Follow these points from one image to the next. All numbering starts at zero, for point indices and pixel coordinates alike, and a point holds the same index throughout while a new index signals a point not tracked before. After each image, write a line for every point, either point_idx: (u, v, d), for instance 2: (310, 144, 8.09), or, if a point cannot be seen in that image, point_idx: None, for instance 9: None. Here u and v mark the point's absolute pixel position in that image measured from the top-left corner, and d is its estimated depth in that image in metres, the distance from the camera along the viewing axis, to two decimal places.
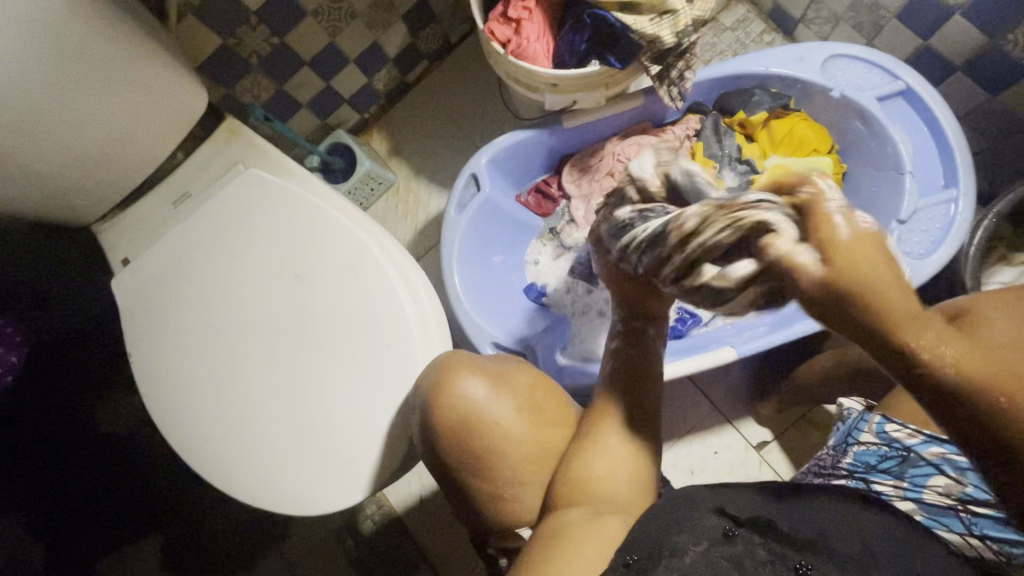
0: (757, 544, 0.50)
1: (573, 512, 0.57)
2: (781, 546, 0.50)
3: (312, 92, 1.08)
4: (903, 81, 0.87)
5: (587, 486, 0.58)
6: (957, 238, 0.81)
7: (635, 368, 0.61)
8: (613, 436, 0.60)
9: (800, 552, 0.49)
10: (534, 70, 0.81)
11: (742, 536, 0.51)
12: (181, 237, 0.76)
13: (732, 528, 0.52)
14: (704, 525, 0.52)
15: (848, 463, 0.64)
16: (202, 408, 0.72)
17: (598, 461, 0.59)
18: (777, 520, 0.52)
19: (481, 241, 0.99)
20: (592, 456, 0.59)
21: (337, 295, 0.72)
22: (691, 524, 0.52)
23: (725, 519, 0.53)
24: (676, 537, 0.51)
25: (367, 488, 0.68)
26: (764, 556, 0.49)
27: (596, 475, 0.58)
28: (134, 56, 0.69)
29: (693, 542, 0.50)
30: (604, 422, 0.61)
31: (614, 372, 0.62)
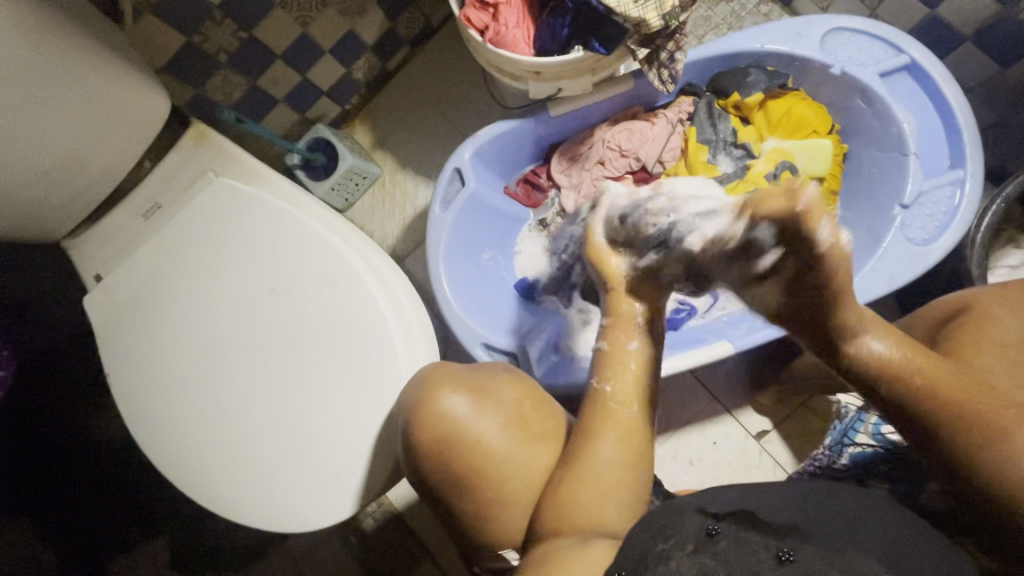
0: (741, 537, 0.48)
1: (563, 540, 0.55)
2: (762, 535, 0.48)
3: (289, 86, 1.03)
4: (908, 55, 0.81)
5: (574, 515, 0.56)
6: (963, 223, 0.77)
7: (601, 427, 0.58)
8: (599, 460, 0.57)
9: (781, 539, 0.47)
10: (516, 58, 0.76)
11: (724, 532, 0.49)
12: (153, 253, 0.73)
13: (713, 525, 0.50)
14: (685, 530, 0.50)
15: (846, 461, 0.65)
16: (183, 429, 0.71)
17: (586, 488, 0.56)
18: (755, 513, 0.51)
19: (468, 238, 0.96)
20: (579, 483, 0.57)
21: (313, 306, 0.70)
22: (675, 531, 0.50)
23: (706, 519, 0.51)
24: (661, 546, 0.49)
25: (354, 505, 0.67)
26: (749, 546, 0.47)
27: (583, 502, 0.56)
28: (89, 66, 0.65)
29: (678, 548, 0.48)
30: (585, 450, 0.58)
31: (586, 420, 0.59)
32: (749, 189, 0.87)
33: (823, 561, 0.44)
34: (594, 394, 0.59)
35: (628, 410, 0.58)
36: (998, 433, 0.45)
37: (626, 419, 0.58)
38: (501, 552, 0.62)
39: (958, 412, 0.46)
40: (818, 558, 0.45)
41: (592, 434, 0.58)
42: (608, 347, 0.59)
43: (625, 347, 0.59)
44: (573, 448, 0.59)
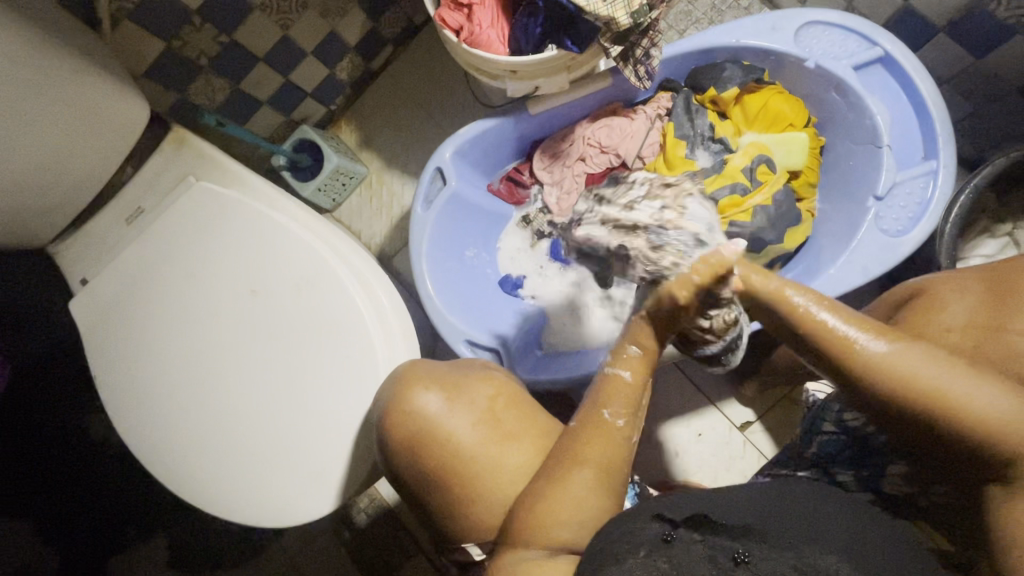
0: (695, 542, 0.51)
1: (525, 549, 0.55)
2: (718, 539, 0.51)
3: (271, 88, 1.04)
4: (882, 47, 0.82)
5: (541, 529, 0.54)
6: (935, 214, 0.78)
7: (591, 454, 0.54)
8: (579, 483, 0.54)
9: (735, 541, 0.51)
10: (490, 57, 0.77)
11: (680, 538, 0.51)
12: (135, 258, 0.75)
13: (670, 532, 0.52)
14: (641, 533, 0.51)
15: (815, 452, 0.69)
16: (168, 430, 0.72)
17: (560, 508, 0.54)
18: (712, 516, 0.53)
19: (451, 236, 0.97)
20: (554, 502, 0.54)
21: (294, 308, 0.71)
22: (632, 533, 0.52)
23: (663, 523, 0.53)
24: (618, 545, 0.51)
25: (335, 501, 0.69)
26: (702, 552, 0.50)
27: (555, 521, 0.53)
28: (67, 75, 0.66)
29: (634, 550, 0.50)
30: (566, 470, 0.54)
31: (575, 440, 0.55)
32: (727, 182, 0.87)
33: (776, 561, 0.48)
34: (593, 417, 0.54)
35: (625, 437, 0.54)
36: (896, 367, 0.46)
37: (618, 444, 0.54)
38: (462, 545, 0.65)
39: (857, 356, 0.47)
40: (770, 561, 0.48)
41: (580, 458, 0.54)
42: (630, 378, 0.53)
43: (643, 382, 0.53)
44: (557, 469, 0.55)
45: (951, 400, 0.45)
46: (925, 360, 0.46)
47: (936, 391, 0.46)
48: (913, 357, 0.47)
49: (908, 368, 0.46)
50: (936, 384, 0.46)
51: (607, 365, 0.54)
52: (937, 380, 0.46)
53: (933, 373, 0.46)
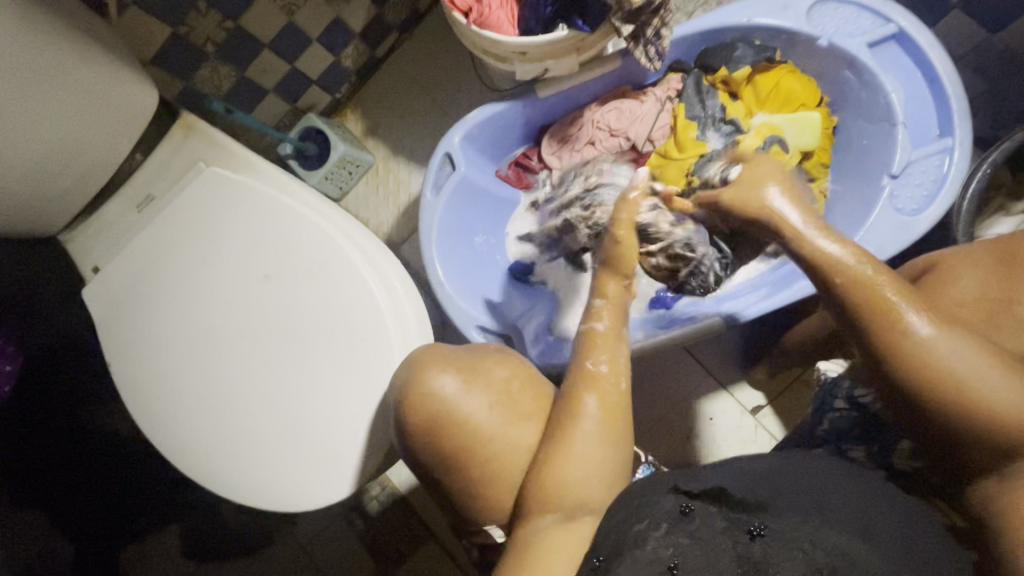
0: (712, 515, 0.50)
1: (541, 518, 0.56)
2: (734, 512, 0.50)
3: (277, 75, 1.03)
4: (896, 24, 0.81)
5: (556, 495, 0.56)
6: (952, 192, 0.77)
7: (585, 404, 0.58)
8: (581, 440, 0.57)
9: (752, 515, 0.49)
10: (500, 38, 0.76)
11: (697, 511, 0.51)
12: (148, 245, 0.74)
13: (687, 504, 0.51)
14: (658, 510, 0.51)
15: (823, 431, 0.69)
16: (184, 416, 0.72)
17: (569, 469, 0.56)
18: (729, 490, 0.52)
19: (461, 221, 0.97)
20: (561, 463, 0.56)
21: (308, 293, 0.71)
22: (650, 511, 0.51)
23: (679, 497, 0.52)
24: (636, 527, 0.50)
25: (351, 485, 0.69)
26: (720, 524, 0.49)
27: (566, 482, 0.56)
28: (76, 61, 0.66)
29: (653, 527, 0.50)
30: (570, 426, 0.57)
31: (569, 392, 0.59)
32: None
33: (793, 535, 0.47)
34: (580, 370, 0.60)
35: (617, 388, 0.59)
36: (929, 354, 0.46)
37: (612, 393, 0.58)
38: (484, 528, 0.65)
39: (897, 336, 0.47)
40: (785, 533, 0.47)
41: (578, 410, 0.57)
42: (604, 329, 0.61)
43: (619, 332, 0.61)
44: (556, 429, 0.58)
45: (983, 396, 0.45)
46: (965, 353, 0.46)
47: (961, 386, 0.46)
48: (952, 347, 0.46)
49: (948, 357, 0.46)
50: (970, 377, 0.46)
51: (582, 324, 0.62)
52: (968, 375, 0.46)
53: (965, 369, 0.46)
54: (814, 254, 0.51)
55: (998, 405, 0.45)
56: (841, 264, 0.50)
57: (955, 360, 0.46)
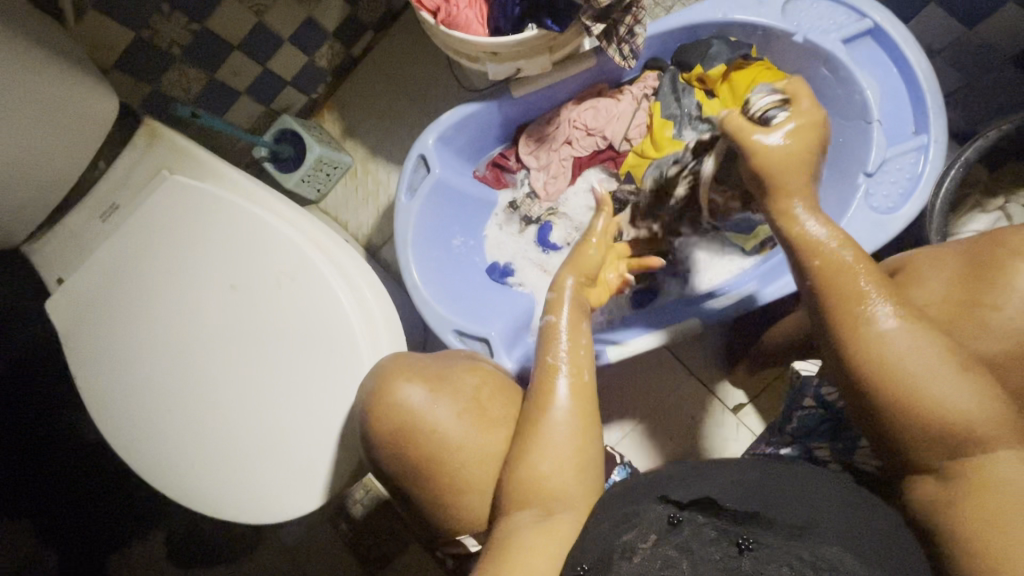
0: (703, 526, 0.49)
1: (521, 514, 0.55)
2: (725, 523, 0.49)
3: (249, 77, 1.01)
4: (871, 19, 0.80)
5: (532, 487, 0.55)
6: (926, 190, 0.76)
7: (551, 396, 0.58)
8: (556, 432, 0.56)
9: (740, 526, 0.48)
10: (469, 39, 0.75)
11: (687, 520, 0.49)
12: (112, 254, 0.73)
13: (676, 514, 0.50)
14: (648, 519, 0.50)
15: (794, 427, 0.69)
16: (152, 427, 0.71)
17: (544, 459, 0.55)
18: (719, 500, 0.51)
19: (437, 224, 0.95)
20: (536, 454, 0.56)
21: (275, 301, 0.70)
22: (640, 520, 0.50)
23: (669, 506, 0.51)
24: (625, 536, 0.49)
25: (322, 496, 0.68)
26: (711, 534, 0.48)
27: (543, 473, 0.55)
28: (30, 70, 0.64)
29: (642, 539, 0.48)
30: (541, 419, 0.57)
31: (535, 386, 0.60)
32: None
33: (781, 551, 0.45)
34: (542, 365, 0.61)
35: (581, 378, 0.59)
36: (891, 348, 0.47)
37: (579, 386, 0.59)
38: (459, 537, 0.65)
39: (855, 326, 0.48)
40: (776, 548, 0.46)
41: (543, 406, 0.58)
42: (556, 321, 0.63)
43: (579, 324, 0.64)
44: (528, 422, 0.58)
45: (928, 394, 0.46)
46: (925, 355, 0.46)
47: (913, 384, 0.46)
48: (915, 342, 0.47)
49: (902, 350, 0.47)
50: (920, 374, 0.46)
51: (542, 317, 0.65)
52: (921, 372, 0.46)
53: (917, 369, 0.46)
54: (798, 236, 0.52)
55: (949, 407, 0.45)
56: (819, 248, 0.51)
57: (905, 355, 0.46)
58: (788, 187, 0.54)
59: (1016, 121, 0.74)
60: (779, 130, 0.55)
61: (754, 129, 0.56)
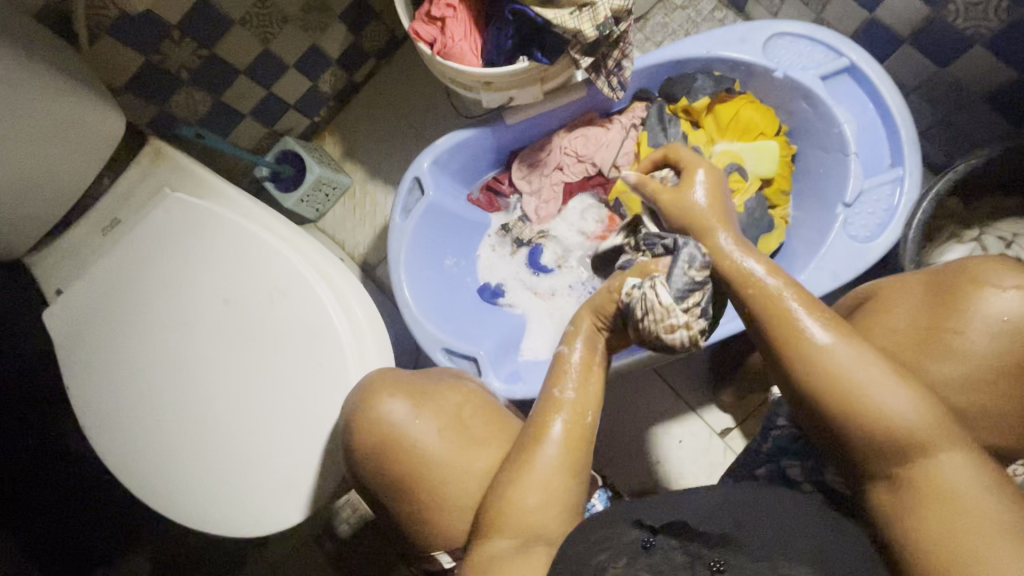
0: (673, 549, 0.51)
1: (496, 541, 0.55)
2: (697, 546, 0.51)
3: (254, 100, 1.05)
4: (848, 58, 0.84)
5: (512, 518, 0.55)
6: (902, 219, 0.79)
7: (546, 429, 0.57)
8: (544, 466, 0.56)
9: (712, 549, 0.50)
10: (464, 69, 0.78)
11: (659, 545, 0.52)
12: (111, 268, 0.75)
13: (648, 538, 0.52)
14: (622, 540, 0.52)
15: (770, 446, 0.71)
16: (141, 439, 0.72)
17: (529, 491, 0.55)
18: (689, 522, 0.54)
19: (429, 245, 0.98)
20: (523, 483, 0.56)
21: (267, 315, 0.71)
22: (613, 542, 0.52)
23: (643, 530, 0.53)
24: (597, 557, 0.51)
25: (306, 509, 0.69)
26: (680, 558, 0.50)
27: (525, 509, 0.55)
28: (42, 89, 0.67)
29: (614, 560, 0.50)
30: (532, 452, 0.57)
31: (533, 423, 0.59)
32: None
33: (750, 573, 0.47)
34: (546, 398, 0.59)
35: (582, 420, 0.58)
36: (830, 359, 0.50)
37: (578, 424, 0.58)
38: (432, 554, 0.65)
39: (793, 341, 0.51)
40: (746, 568, 0.48)
41: (543, 437, 0.57)
42: (571, 354, 0.61)
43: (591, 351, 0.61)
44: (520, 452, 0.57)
45: (873, 399, 0.48)
46: (865, 361, 0.49)
47: (857, 391, 0.49)
48: (853, 354, 0.50)
49: (844, 363, 0.49)
50: (863, 382, 0.49)
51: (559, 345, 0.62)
52: (862, 378, 0.49)
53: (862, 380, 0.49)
54: (728, 262, 0.58)
55: (895, 417, 0.48)
56: (739, 269, 0.57)
57: (849, 366, 0.49)
58: (699, 222, 0.64)
59: (987, 155, 0.75)
60: (697, 182, 0.67)
61: (665, 189, 0.68)
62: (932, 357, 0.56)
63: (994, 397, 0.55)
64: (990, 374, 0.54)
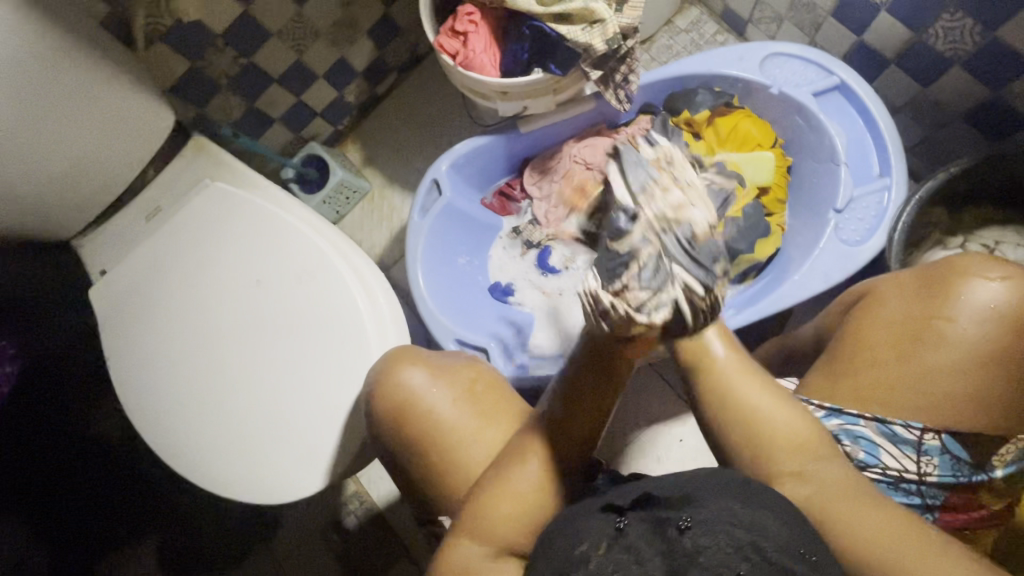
0: (641, 520, 0.50)
1: (468, 544, 0.57)
2: (662, 510, 0.49)
3: (284, 106, 1.13)
4: (838, 76, 0.91)
5: (487, 527, 0.57)
6: (890, 222, 0.85)
7: (531, 446, 0.60)
8: (523, 482, 0.58)
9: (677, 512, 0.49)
10: (483, 79, 0.85)
11: (629, 520, 0.50)
12: (153, 249, 0.81)
13: (619, 518, 0.50)
14: (593, 527, 0.50)
15: None
16: (172, 410, 0.77)
17: (505, 504, 0.58)
18: (650, 492, 0.52)
19: (444, 244, 1.03)
20: (502, 495, 0.58)
21: (296, 296, 0.77)
22: (584, 530, 0.50)
23: (611, 512, 0.52)
24: (578, 547, 0.49)
25: (324, 478, 0.73)
26: (650, 526, 0.48)
27: (499, 517, 0.57)
28: (104, 84, 0.75)
29: (594, 547, 0.48)
30: (517, 465, 0.60)
31: (521, 438, 0.61)
32: None
33: (717, 536, 0.46)
34: (540, 414, 0.62)
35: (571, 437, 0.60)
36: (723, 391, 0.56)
37: (565, 441, 0.59)
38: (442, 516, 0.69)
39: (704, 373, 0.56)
40: (709, 518, 0.47)
41: (531, 452, 0.59)
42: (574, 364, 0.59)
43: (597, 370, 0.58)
44: (506, 462, 0.60)
45: (768, 422, 0.55)
46: (758, 395, 0.56)
47: (750, 420, 0.55)
48: (746, 390, 0.56)
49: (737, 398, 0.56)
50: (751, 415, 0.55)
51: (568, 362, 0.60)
52: (753, 406, 0.55)
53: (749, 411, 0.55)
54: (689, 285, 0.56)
55: (784, 435, 0.55)
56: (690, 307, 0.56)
57: (740, 398, 0.55)
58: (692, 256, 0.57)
59: (964, 164, 0.81)
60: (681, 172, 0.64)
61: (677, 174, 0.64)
62: (929, 347, 0.60)
63: (972, 378, 0.59)
64: (986, 364, 0.58)
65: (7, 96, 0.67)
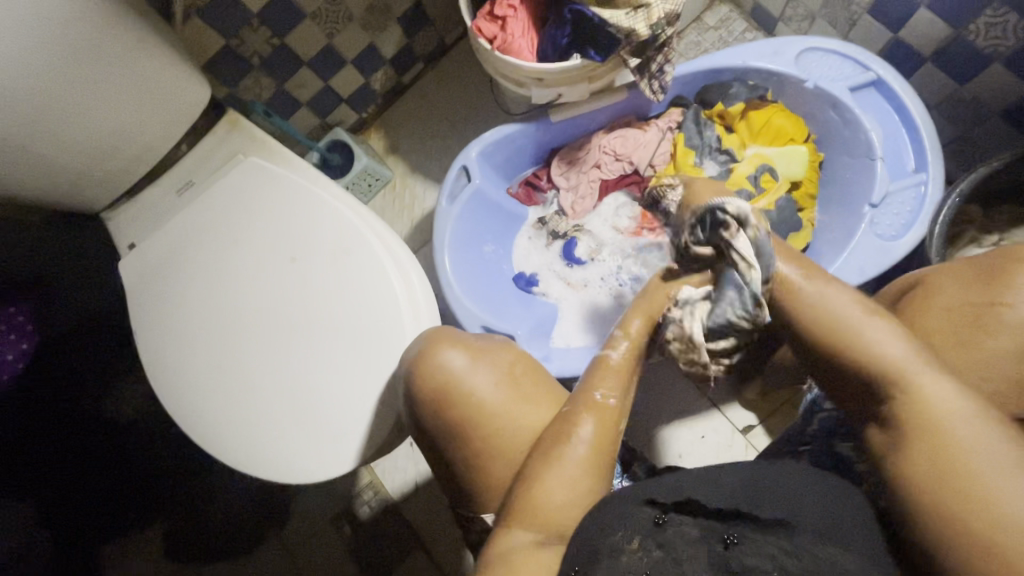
0: (685, 524, 0.53)
1: (517, 532, 0.55)
2: (711, 520, 0.53)
3: (312, 90, 1.12)
4: (875, 72, 0.91)
5: (538, 513, 0.55)
6: (926, 217, 0.85)
7: (572, 432, 0.58)
8: (572, 461, 0.57)
9: (725, 524, 0.53)
10: (521, 64, 0.85)
11: (670, 522, 0.53)
12: (185, 223, 0.80)
13: (662, 516, 0.54)
14: (634, 519, 0.53)
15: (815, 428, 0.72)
16: (200, 386, 0.76)
17: (556, 489, 0.56)
18: (696, 498, 0.54)
19: (471, 231, 1.02)
20: (550, 481, 0.56)
21: (330, 273, 0.76)
22: (626, 519, 0.53)
23: (654, 508, 0.54)
24: (611, 537, 0.52)
25: (353, 459, 0.72)
26: (693, 534, 0.52)
27: (550, 504, 0.55)
28: (146, 53, 0.74)
29: (627, 542, 0.52)
30: (562, 446, 0.58)
31: (562, 422, 0.60)
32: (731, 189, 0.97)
33: (762, 547, 0.50)
34: (588, 399, 0.60)
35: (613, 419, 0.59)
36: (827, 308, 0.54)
37: (608, 418, 0.59)
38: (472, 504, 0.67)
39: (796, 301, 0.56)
40: (759, 542, 0.51)
41: (579, 434, 0.58)
42: (616, 359, 0.61)
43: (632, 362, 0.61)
44: (550, 445, 0.58)
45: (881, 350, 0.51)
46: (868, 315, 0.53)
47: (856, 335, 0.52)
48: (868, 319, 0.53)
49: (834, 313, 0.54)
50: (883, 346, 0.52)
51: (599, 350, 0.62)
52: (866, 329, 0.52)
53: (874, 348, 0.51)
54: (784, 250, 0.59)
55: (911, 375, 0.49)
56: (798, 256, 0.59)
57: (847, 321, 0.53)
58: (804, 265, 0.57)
59: (1005, 159, 0.81)
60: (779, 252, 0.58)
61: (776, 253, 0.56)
62: (985, 334, 0.59)
63: None
64: None
65: (50, 56, 0.66)
